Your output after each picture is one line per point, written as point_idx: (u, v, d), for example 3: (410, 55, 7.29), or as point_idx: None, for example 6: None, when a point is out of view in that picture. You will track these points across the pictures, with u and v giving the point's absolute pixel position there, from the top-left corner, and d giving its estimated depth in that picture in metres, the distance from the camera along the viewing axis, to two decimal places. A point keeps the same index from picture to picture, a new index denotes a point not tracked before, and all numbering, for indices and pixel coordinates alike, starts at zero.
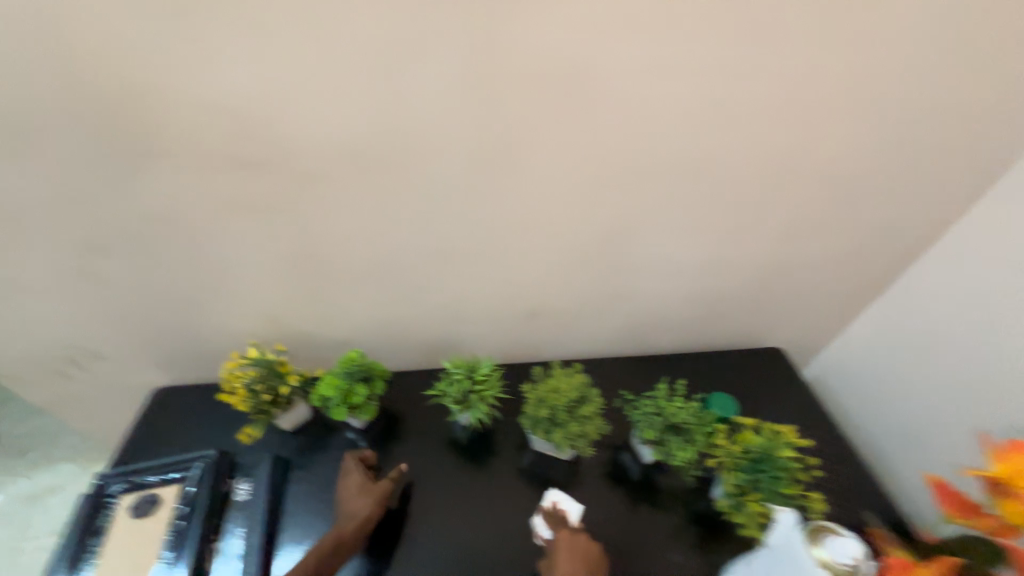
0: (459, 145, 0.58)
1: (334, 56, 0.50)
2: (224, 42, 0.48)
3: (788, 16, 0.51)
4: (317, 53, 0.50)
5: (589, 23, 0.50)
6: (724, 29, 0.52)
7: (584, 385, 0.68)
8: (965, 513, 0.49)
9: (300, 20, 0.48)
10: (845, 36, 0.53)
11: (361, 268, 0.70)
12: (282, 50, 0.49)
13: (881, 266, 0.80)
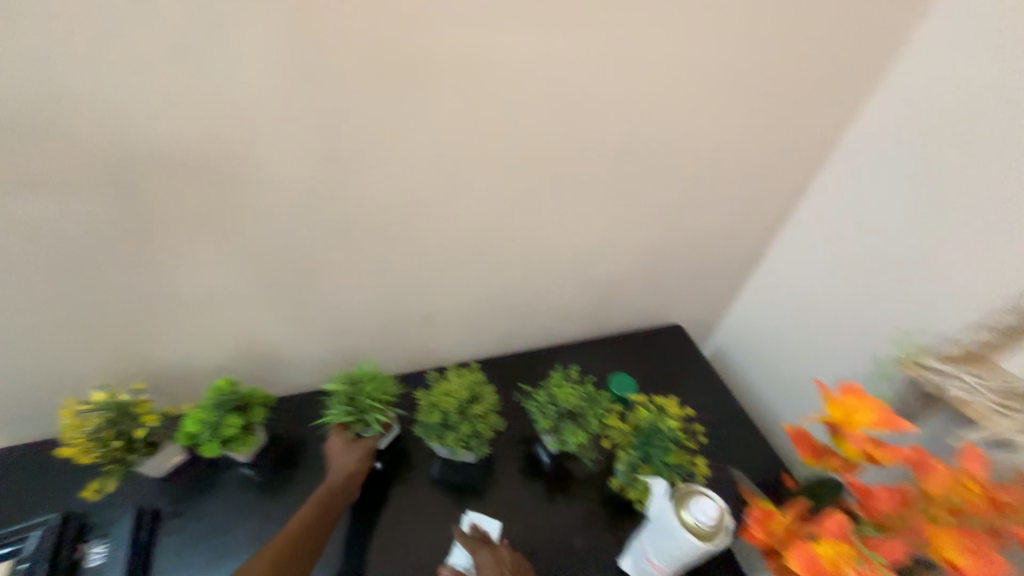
0: (292, 138, 0.51)
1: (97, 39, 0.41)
2: None
3: None
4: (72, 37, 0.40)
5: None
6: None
7: (477, 382, 0.63)
8: (820, 458, 0.51)
9: None
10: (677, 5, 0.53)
11: (210, 287, 0.60)
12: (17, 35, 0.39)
13: (755, 233, 0.84)
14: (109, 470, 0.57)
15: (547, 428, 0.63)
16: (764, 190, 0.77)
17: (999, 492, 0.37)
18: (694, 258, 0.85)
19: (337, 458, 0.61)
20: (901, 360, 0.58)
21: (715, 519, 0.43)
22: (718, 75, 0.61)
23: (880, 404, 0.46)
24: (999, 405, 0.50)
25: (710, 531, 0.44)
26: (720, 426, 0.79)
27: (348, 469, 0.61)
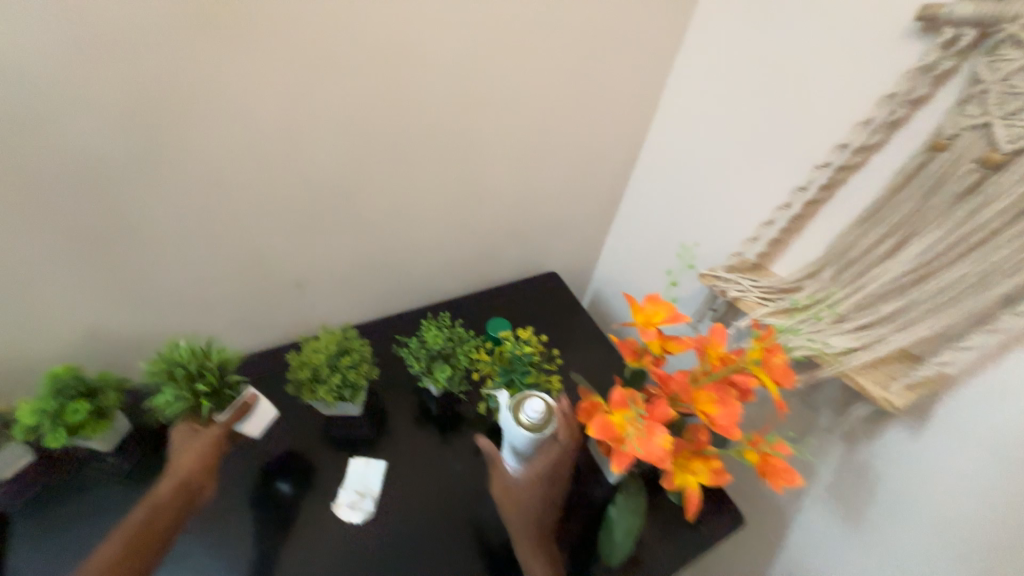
0: (89, 101, 0.47)
1: None
2: None
3: None
4: None
5: None
6: None
7: (349, 337, 0.67)
8: (636, 358, 0.62)
9: None
10: None
11: (25, 273, 0.55)
12: None
13: (608, 183, 0.94)
14: None
15: (420, 369, 0.68)
16: (605, 142, 0.87)
17: (728, 354, 0.51)
18: (557, 209, 0.94)
19: (177, 456, 0.56)
20: (700, 275, 0.71)
21: (541, 413, 0.53)
22: (541, 33, 0.66)
23: (670, 307, 0.58)
24: (761, 297, 0.66)
25: (541, 425, 0.53)
26: (587, 353, 0.91)
27: (185, 468, 0.55)
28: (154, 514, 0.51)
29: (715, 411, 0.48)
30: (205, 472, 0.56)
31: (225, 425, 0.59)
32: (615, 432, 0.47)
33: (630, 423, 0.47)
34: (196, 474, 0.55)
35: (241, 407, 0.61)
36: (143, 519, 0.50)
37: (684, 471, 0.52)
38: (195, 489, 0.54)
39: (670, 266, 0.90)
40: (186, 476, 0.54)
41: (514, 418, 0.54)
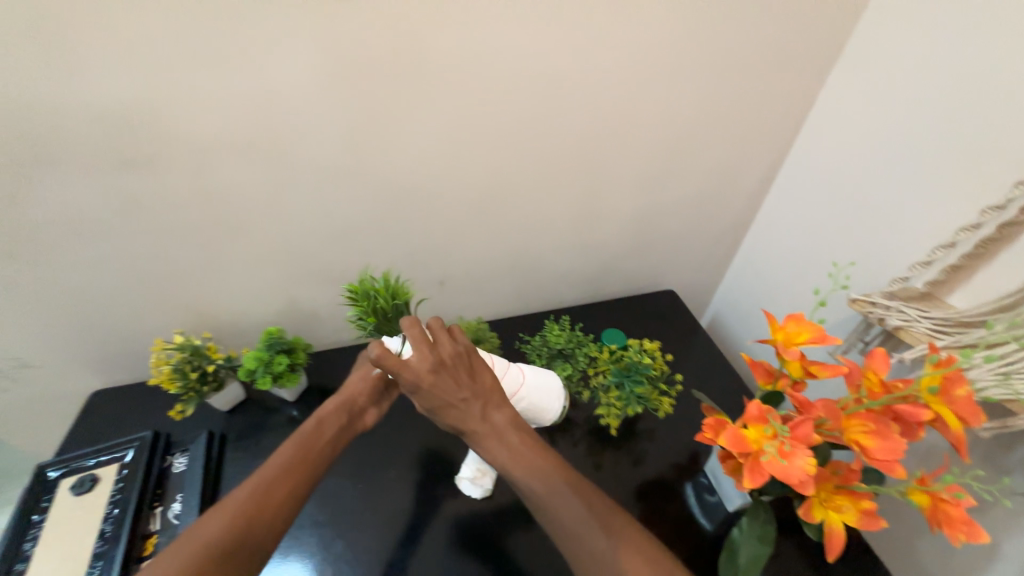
0: (332, 125, 0.63)
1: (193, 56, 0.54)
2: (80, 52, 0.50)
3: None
4: (177, 56, 0.53)
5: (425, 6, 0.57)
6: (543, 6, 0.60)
7: (483, 328, 0.76)
8: (771, 379, 0.58)
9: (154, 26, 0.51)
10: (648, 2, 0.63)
11: (265, 252, 0.73)
12: (140, 53, 0.52)
13: (739, 201, 0.92)
14: (187, 397, 0.71)
15: (541, 364, 0.73)
16: (740, 159, 0.85)
17: (893, 382, 0.46)
18: (681, 224, 0.94)
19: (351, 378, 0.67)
20: (851, 299, 0.65)
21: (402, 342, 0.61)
22: (685, 56, 0.69)
23: (818, 327, 0.54)
24: (933, 330, 0.58)
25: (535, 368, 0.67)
26: (705, 376, 0.87)
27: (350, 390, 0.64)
28: (322, 418, 0.59)
29: (871, 444, 0.44)
30: (364, 398, 0.65)
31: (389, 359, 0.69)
32: (749, 447, 0.46)
33: (767, 439, 0.45)
34: (359, 399, 0.64)
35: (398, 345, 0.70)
36: (316, 422, 0.59)
37: (825, 505, 0.48)
38: (356, 409, 0.63)
39: (819, 284, 0.81)
40: (351, 398, 0.64)
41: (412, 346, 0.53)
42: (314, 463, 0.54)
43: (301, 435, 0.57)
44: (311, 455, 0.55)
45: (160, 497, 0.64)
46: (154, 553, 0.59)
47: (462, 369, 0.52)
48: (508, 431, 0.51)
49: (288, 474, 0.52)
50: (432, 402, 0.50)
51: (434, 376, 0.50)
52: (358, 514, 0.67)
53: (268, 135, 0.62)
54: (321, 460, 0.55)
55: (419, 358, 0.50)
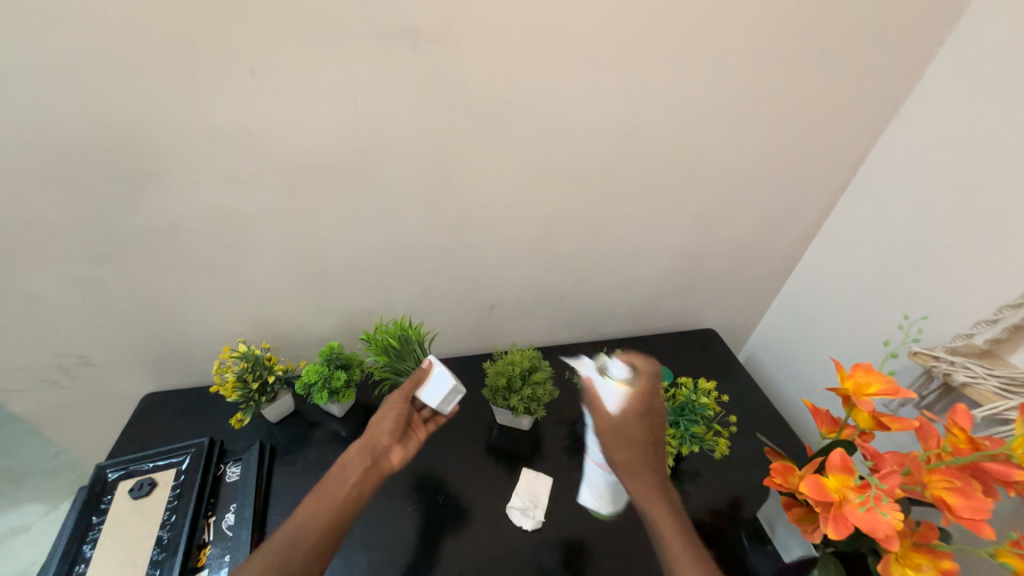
0: (416, 155, 0.66)
1: (303, 87, 0.57)
2: (205, 78, 0.54)
3: (675, 48, 0.65)
4: (291, 87, 0.57)
5: (520, 55, 0.61)
6: (626, 60, 0.65)
7: (536, 356, 0.76)
8: (836, 428, 0.58)
9: (274, 56, 0.54)
10: (721, 61, 0.67)
11: (335, 270, 0.76)
12: (258, 82, 0.56)
13: (786, 247, 0.94)
14: (246, 406, 0.72)
15: None
16: (789, 206, 0.88)
17: (979, 440, 0.46)
18: (726, 265, 0.96)
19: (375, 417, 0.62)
20: (913, 352, 0.66)
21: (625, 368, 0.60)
22: (748, 106, 0.73)
23: (890, 379, 0.54)
24: (1000, 388, 0.58)
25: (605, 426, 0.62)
26: (749, 418, 0.87)
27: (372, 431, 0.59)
28: (341, 467, 0.55)
29: (957, 502, 0.44)
30: (388, 437, 0.59)
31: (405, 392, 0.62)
32: (831, 496, 0.46)
33: (852, 491, 0.45)
34: (382, 437, 0.59)
35: (413, 377, 0.63)
36: (337, 469, 0.55)
37: (902, 562, 0.47)
38: (379, 450, 0.58)
39: (886, 336, 0.79)
40: (374, 440, 0.58)
41: (603, 377, 0.60)
42: (333, 521, 0.50)
43: (322, 487, 0.53)
44: (333, 510, 0.51)
45: (214, 506, 0.64)
46: (209, 565, 0.59)
47: (652, 424, 0.58)
48: (650, 467, 0.56)
49: (310, 529, 0.49)
50: (622, 440, 0.56)
51: (638, 417, 0.57)
52: (406, 539, 0.66)
53: (357, 162, 0.65)
54: (342, 516, 0.51)
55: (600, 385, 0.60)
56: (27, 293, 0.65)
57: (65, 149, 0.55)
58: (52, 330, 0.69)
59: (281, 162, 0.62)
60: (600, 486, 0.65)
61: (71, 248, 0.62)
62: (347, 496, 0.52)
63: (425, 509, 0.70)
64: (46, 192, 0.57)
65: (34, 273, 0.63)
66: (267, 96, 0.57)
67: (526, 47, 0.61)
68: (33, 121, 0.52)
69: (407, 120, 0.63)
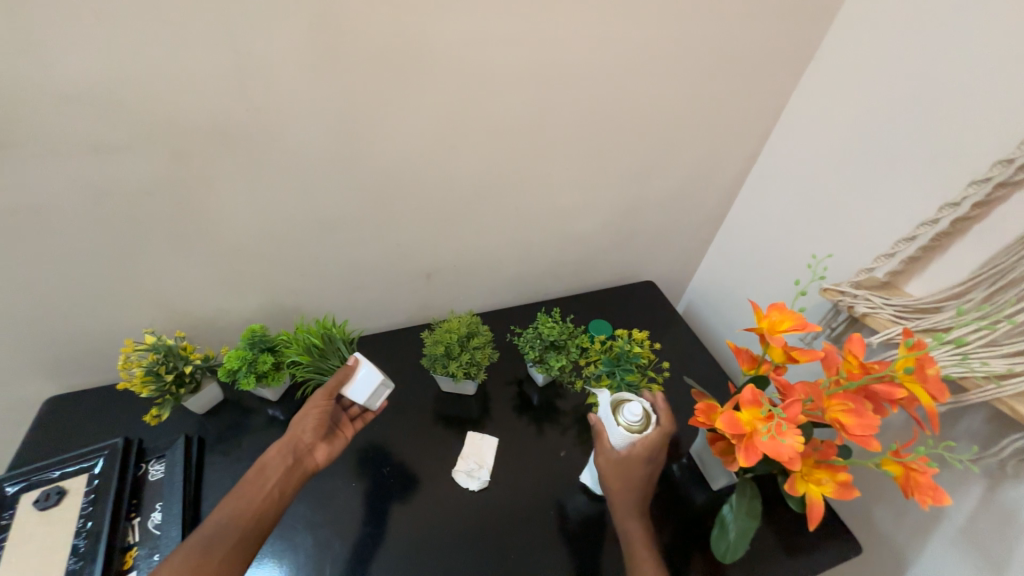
0: (320, 114, 0.60)
1: (170, 35, 0.49)
2: (38, 25, 0.45)
3: None
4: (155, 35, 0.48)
5: None
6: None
7: (474, 321, 0.76)
8: (754, 365, 0.61)
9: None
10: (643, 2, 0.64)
11: (247, 247, 0.69)
12: (109, 30, 0.47)
13: (715, 196, 0.97)
14: (163, 400, 0.67)
15: (534, 357, 0.74)
16: (718, 155, 0.89)
17: (871, 364, 0.50)
18: (660, 218, 0.97)
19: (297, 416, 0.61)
20: (823, 288, 0.71)
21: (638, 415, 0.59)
22: (673, 51, 0.71)
23: (799, 316, 0.57)
24: (894, 316, 0.63)
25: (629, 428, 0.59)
26: (684, 361, 0.91)
27: (296, 430, 0.59)
28: (260, 469, 0.55)
29: (850, 422, 0.48)
30: (313, 434, 0.60)
31: (330, 391, 0.62)
32: (743, 429, 0.49)
33: (761, 421, 0.48)
34: (304, 436, 0.59)
35: (339, 375, 0.63)
36: (255, 471, 0.55)
37: (807, 479, 0.52)
38: (301, 449, 0.58)
39: (801, 276, 0.85)
40: (298, 437, 0.59)
41: (612, 416, 0.61)
42: (253, 519, 0.51)
43: (240, 492, 0.53)
44: (251, 513, 0.51)
45: (137, 507, 0.60)
46: (136, 567, 0.56)
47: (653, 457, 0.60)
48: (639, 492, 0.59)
49: (227, 533, 0.50)
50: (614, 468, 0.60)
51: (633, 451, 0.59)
52: (352, 513, 0.65)
53: (252, 123, 0.58)
54: (263, 515, 0.52)
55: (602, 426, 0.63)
56: None
57: None
58: None
59: (161, 128, 0.54)
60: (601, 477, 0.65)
61: None
62: (267, 497, 0.53)
63: (371, 482, 0.69)
64: None
65: None
66: (127, 47, 0.48)
67: None
68: None
69: (306, 74, 0.56)
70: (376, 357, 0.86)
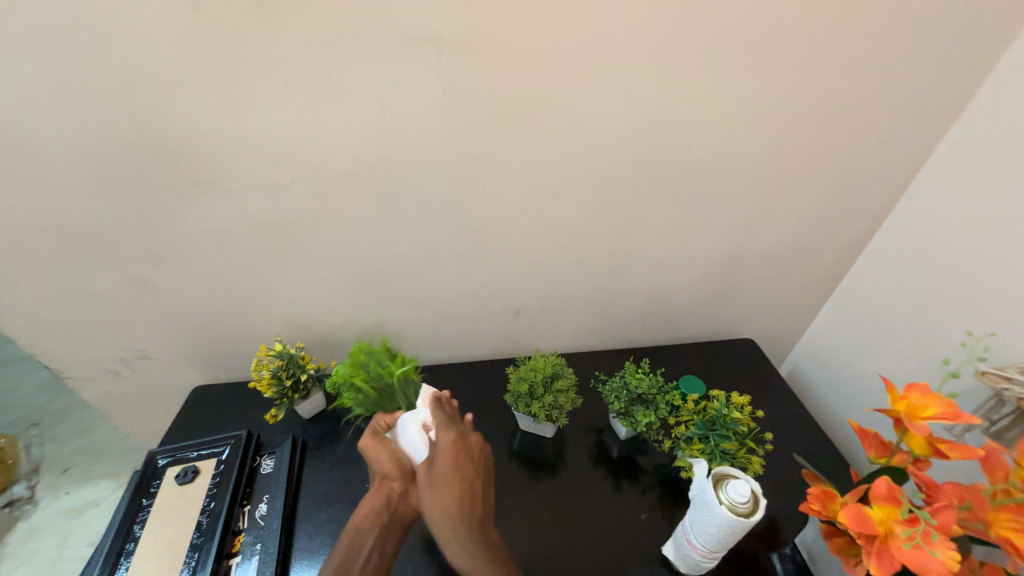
0: (443, 164, 0.67)
1: (337, 100, 0.59)
2: (250, 95, 0.57)
3: (713, 46, 0.62)
4: (326, 99, 0.59)
5: (546, 59, 0.60)
6: (659, 58, 0.62)
7: (559, 363, 0.75)
8: (886, 453, 0.53)
9: (311, 71, 0.57)
10: (765, 57, 0.63)
11: (364, 274, 0.78)
12: (294, 96, 0.58)
13: (835, 252, 0.88)
14: (280, 402, 0.76)
15: (619, 408, 0.72)
16: (839, 209, 0.82)
17: None
18: (766, 272, 0.91)
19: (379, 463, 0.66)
20: (980, 371, 0.59)
21: (748, 496, 0.49)
22: (793, 104, 0.68)
23: (948, 402, 0.48)
24: None
25: (737, 510, 0.49)
26: (789, 434, 0.81)
27: (382, 486, 0.63)
28: (358, 531, 0.61)
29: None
30: (397, 485, 0.63)
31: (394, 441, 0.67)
32: (872, 528, 0.42)
33: (900, 524, 0.41)
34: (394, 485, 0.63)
35: (373, 425, 0.69)
36: (355, 531, 0.61)
37: None
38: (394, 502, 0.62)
39: (949, 354, 0.72)
40: (387, 491, 0.63)
41: (711, 492, 0.52)
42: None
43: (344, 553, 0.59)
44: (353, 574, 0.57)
45: (249, 495, 0.68)
46: (241, 552, 0.62)
47: None
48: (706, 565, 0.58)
49: None
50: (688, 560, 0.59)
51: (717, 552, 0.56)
52: (424, 538, 0.67)
53: (387, 171, 0.67)
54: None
55: (468, 435, 0.65)
56: (97, 289, 0.72)
57: (129, 159, 0.60)
58: (118, 322, 0.76)
59: (317, 170, 0.65)
60: (687, 555, 0.58)
61: (132, 248, 0.68)
62: (367, 558, 0.58)
63: None
64: (107, 198, 0.63)
65: (101, 272, 0.70)
66: (306, 106, 0.59)
67: (553, 50, 0.59)
68: (102, 134, 0.58)
69: (438, 127, 0.64)
70: (461, 387, 0.89)
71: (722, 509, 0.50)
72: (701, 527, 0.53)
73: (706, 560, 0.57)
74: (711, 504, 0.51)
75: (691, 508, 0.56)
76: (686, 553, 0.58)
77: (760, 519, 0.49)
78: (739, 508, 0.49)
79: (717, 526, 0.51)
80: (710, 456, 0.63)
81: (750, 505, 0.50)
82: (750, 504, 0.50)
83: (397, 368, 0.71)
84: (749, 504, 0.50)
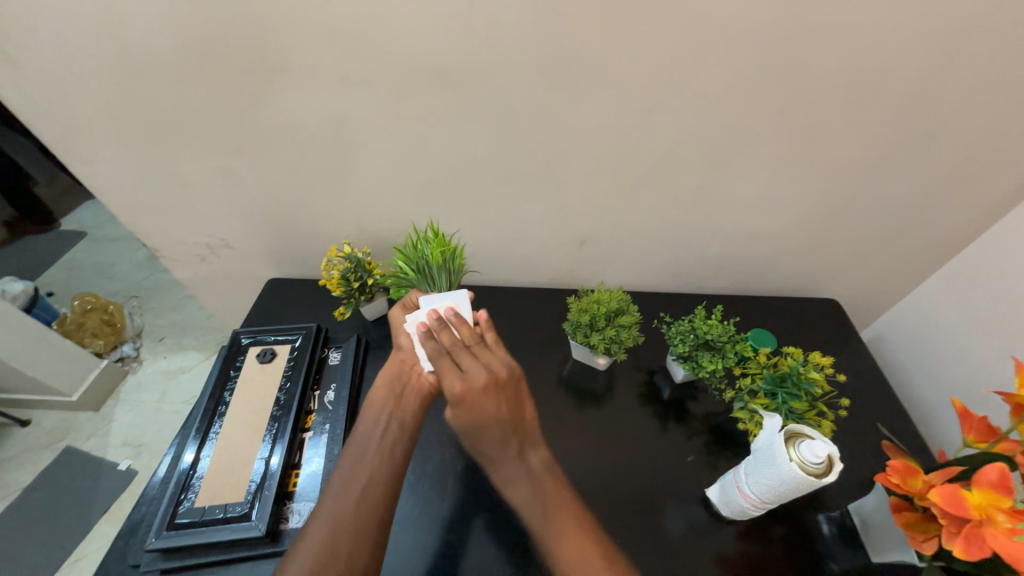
0: (527, 69, 0.60)
1: None
2: None
3: None
4: None
5: None
6: None
7: (624, 298, 0.72)
8: (989, 439, 0.47)
9: None
10: None
11: (432, 184, 0.75)
12: None
13: (969, 215, 0.75)
14: (347, 302, 0.79)
15: (683, 352, 0.69)
16: (996, 162, 0.67)
17: None
18: (877, 227, 0.79)
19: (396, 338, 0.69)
20: None
21: (822, 458, 0.47)
22: (982, 18, 0.53)
23: None
24: None
25: (808, 469, 0.47)
26: (858, 403, 0.76)
27: (395, 361, 0.67)
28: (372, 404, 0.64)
29: None
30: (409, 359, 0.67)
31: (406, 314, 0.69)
32: (968, 512, 0.39)
33: (1002, 514, 0.37)
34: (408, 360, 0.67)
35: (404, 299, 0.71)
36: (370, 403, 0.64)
37: None
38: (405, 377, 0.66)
39: None
40: (400, 364, 0.67)
41: (779, 447, 0.50)
42: (378, 459, 0.58)
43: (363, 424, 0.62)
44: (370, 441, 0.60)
45: (319, 381, 0.74)
46: (313, 429, 0.69)
47: None
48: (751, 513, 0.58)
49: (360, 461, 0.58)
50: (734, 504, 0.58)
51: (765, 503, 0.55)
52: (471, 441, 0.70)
53: (466, 72, 0.60)
54: (388, 450, 0.60)
55: (475, 375, 0.60)
56: (182, 175, 0.74)
57: (204, 40, 0.57)
58: (203, 210, 0.81)
59: (395, 65, 0.60)
60: (733, 501, 0.58)
61: (213, 137, 0.69)
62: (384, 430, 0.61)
63: None
64: (191, 79, 0.62)
65: (186, 158, 0.72)
66: None
67: None
68: (177, 10, 0.55)
69: (527, 22, 0.55)
70: (517, 310, 0.89)
71: (790, 465, 0.48)
72: (759, 477, 0.52)
73: (754, 509, 0.57)
74: (777, 458, 0.49)
75: (751, 458, 0.54)
76: (733, 500, 0.58)
77: (833, 481, 0.47)
78: (810, 467, 0.47)
79: (781, 480, 0.49)
80: (776, 413, 0.60)
81: (822, 467, 0.47)
82: (820, 466, 0.47)
83: (435, 252, 0.68)
84: (820, 464, 0.47)
